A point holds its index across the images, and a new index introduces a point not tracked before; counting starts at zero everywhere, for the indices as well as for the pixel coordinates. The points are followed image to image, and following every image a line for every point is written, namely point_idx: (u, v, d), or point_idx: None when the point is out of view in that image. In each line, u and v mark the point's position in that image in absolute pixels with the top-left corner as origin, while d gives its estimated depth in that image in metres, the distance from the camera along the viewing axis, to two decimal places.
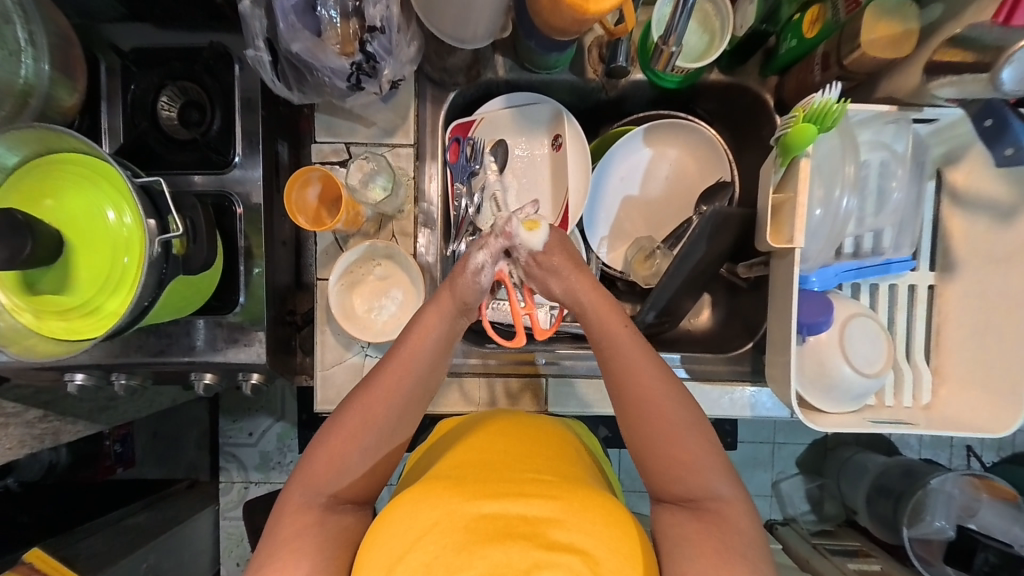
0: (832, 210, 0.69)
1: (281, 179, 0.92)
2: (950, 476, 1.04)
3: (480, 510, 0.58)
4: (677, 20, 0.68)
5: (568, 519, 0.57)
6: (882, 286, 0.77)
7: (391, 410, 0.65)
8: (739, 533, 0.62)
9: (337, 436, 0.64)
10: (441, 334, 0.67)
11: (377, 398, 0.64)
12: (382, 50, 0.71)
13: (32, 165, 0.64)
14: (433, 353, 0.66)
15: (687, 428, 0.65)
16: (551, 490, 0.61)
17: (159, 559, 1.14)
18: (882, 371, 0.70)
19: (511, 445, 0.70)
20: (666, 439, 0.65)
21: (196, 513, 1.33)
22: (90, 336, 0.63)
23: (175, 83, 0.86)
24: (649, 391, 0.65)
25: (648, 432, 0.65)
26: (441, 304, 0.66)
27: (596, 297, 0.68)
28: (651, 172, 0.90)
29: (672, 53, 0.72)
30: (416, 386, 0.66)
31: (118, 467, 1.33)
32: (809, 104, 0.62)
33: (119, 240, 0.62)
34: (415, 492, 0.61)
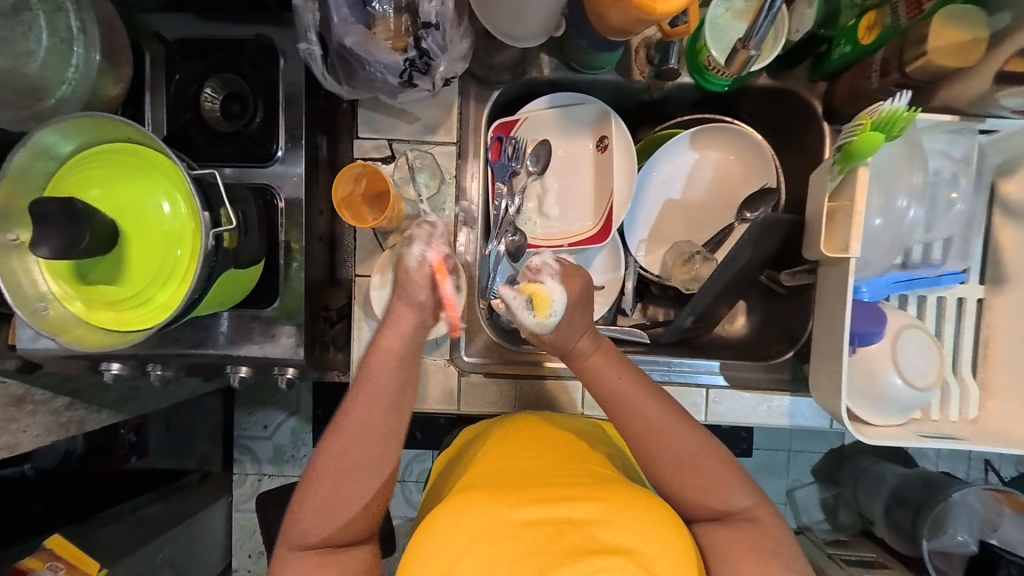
0: (892, 218, 0.68)
1: (320, 174, 0.91)
2: (972, 489, 1.01)
3: (526, 516, 0.58)
4: (759, 23, 0.66)
5: (614, 520, 0.57)
6: (930, 297, 0.76)
7: (369, 448, 0.63)
8: (773, 534, 0.64)
9: (320, 483, 0.62)
10: (399, 352, 0.65)
11: (348, 440, 0.63)
12: (436, 46, 0.70)
13: (85, 156, 0.64)
14: (399, 377, 0.65)
15: (702, 457, 0.65)
16: (591, 491, 0.60)
17: (174, 549, 1.15)
18: (933, 384, 0.69)
19: (545, 452, 0.69)
20: (684, 473, 0.65)
21: (211, 505, 1.33)
22: (141, 327, 0.63)
23: (218, 75, 0.85)
24: (660, 432, 0.65)
25: (665, 469, 0.66)
26: (401, 325, 0.65)
27: (592, 351, 0.69)
28: (694, 175, 0.89)
29: (750, 56, 0.71)
30: (387, 413, 0.64)
31: (131, 457, 1.24)
32: (877, 112, 0.60)
33: (173, 231, 0.63)
34: (456, 500, 0.60)
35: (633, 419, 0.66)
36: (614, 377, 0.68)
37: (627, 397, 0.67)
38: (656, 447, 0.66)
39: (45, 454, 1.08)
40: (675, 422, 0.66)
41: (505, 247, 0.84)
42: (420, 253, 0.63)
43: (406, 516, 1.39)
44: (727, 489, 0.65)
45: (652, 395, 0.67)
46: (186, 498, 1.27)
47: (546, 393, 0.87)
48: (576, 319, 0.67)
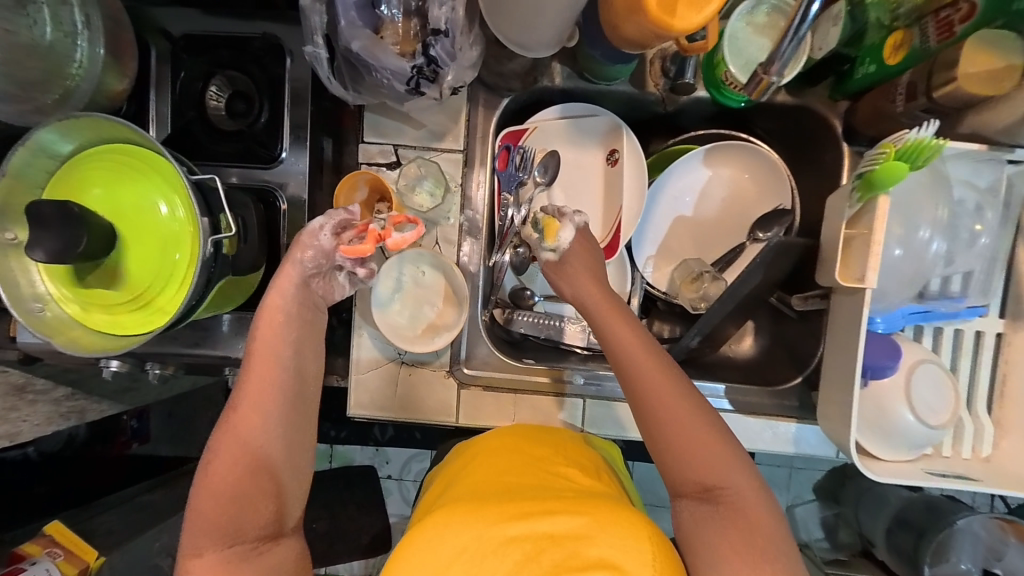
0: (913, 248, 0.65)
1: (324, 176, 0.90)
2: (977, 517, 0.98)
3: (507, 532, 0.57)
4: (783, 46, 0.61)
5: (597, 535, 0.56)
6: (946, 329, 0.74)
7: (272, 414, 0.60)
8: (765, 530, 0.58)
9: (216, 470, 0.57)
10: (292, 313, 0.65)
11: (249, 409, 0.59)
12: (445, 54, 0.67)
13: (84, 156, 0.63)
14: (293, 335, 0.64)
15: (697, 422, 0.62)
16: (575, 505, 0.59)
17: (171, 538, 1.18)
18: (947, 423, 0.67)
19: (532, 466, 0.68)
20: (675, 429, 0.62)
21: None
22: (137, 332, 0.62)
23: (223, 73, 0.83)
24: (658, 386, 0.63)
25: (659, 428, 0.63)
26: (282, 284, 0.64)
27: (601, 300, 0.71)
28: (706, 193, 0.87)
29: (771, 81, 0.66)
30: (287, 368, 0.62)
31: (133, 443, 1.18)
32: (900, 140, 0.58)
33: (171, 234, 0.61)
34: (438, 516, 0.59)
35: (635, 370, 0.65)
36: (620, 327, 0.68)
37: (628, 349, 0.66)
38: (654, 401, 0.63)
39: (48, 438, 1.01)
40: (675, 381, 0.64)
41: (509, 259, 0.86)
42: (321, 222, 0.66)
43: (400, 514, 1.38)
44: (718, 461, 0.61)
45: (656, 351, 0.66)
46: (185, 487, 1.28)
47: (546, 408, 0.85)
48: (580, 270, 0.73)
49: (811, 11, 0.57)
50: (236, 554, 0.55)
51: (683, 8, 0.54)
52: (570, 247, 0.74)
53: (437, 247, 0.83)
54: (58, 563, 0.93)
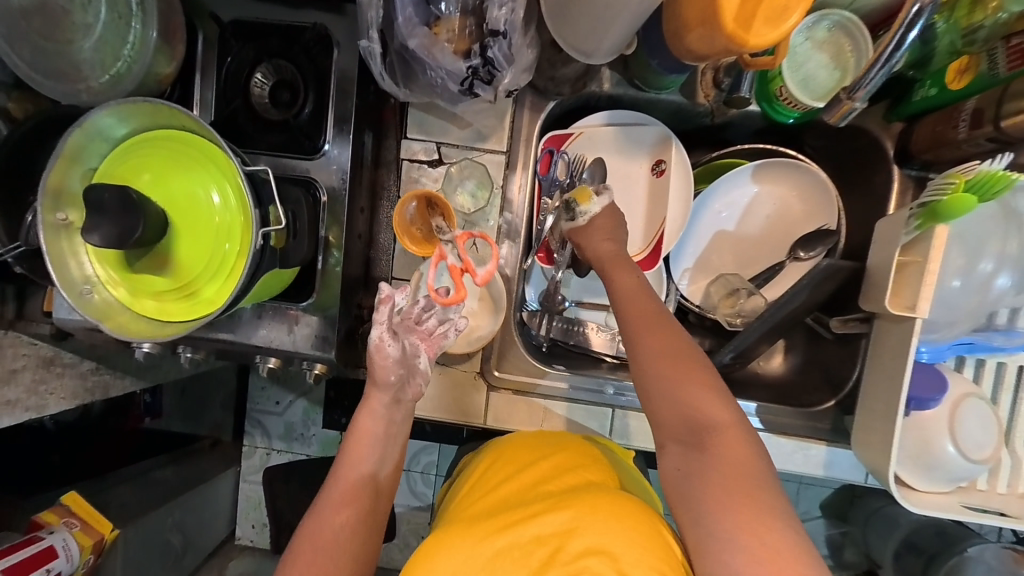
0: (972, 281, 0.64)
1: (365, 169, 0.89)
2: (988, 546, 0.95)
3: (494, 546, 0.58)
4: (872, 72, 0.57)
5: (581, 525, 0.56)
6: (989, 361, 0.73)
7: (349, 522, 0.63)
8: (756, 477, 0.55)
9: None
10: (380, 432, 0.70)
11: (327, 517, 0.63)
12: (502, 56, 0.67)
13: (135, 141, 0.62)
14: (377, 454, 0.69)
15: (680, 358, 0.61)
16: (557, 501, 0.60)
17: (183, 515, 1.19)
18: (987, 458, 0.66)
19: (526, 469, 0.69)
20: (662, 361, 0.61)
21: (220, 474, 1.35)
22: (183, 320, 0.62)
23: (269, 61, 0.83)
24: (642, 325, 0.65)
25: (643, 366, 0.63)
26: (373, 405, 0.70)
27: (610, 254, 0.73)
28: (751, 209, 0.86)
29: (853, 107, 0.62)
30: (365, 486, 0.66)
31: (146, 417, 1.17)
32: (971, 172, 0.57)
33: (221, 224, 0.61)
34: (438, 538, 0.61)
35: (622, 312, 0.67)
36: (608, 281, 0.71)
37: (622, 293, 0.69)
38: (639, 335, 0.64)
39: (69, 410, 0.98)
40: (659, 324, 0.64)
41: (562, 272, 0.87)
42: (380, 335, 0.68)
43: (408, 505, 1.39)
44: (701, 400, 0.59)
45: (648, 297, 0.67)
46: (201, 466, 1.30)
47: (576, 416, 0.85)
48: (600, 229, 0.75)
49: (908, 36, 0.54)
50: None
51: (761, 24, 0.53)
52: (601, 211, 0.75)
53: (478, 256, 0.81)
54: (74, 533, 0.95)
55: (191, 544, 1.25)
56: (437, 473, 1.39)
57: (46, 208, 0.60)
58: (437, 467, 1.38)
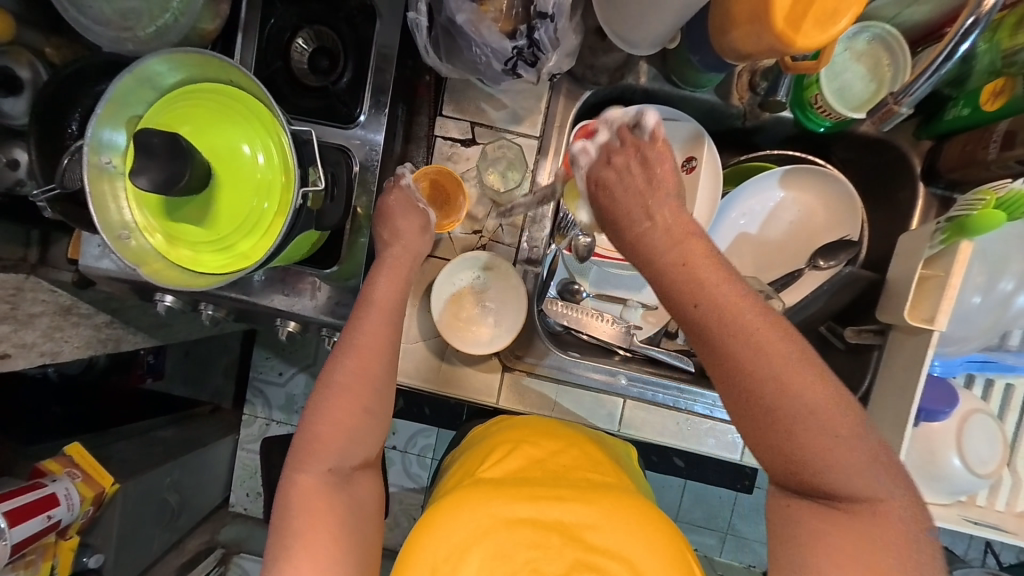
0: (992, 298, 0.65)
1: (396, 143, 0.91)
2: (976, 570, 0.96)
3: (517, 514, 0.60)
4: (917, 83, 0.59)
5: (606, 523, 0.60)
6: (998, 382, 0.74)
7: (350, 460, 0.65)
8: (889, 528, 0.48)
9: (298, 515, 0.61)
10: (378, 377, 0.66)
11: (326, 449, 0.63)
12: (547, 39, 0.67)
13: (182, 90, 0.63)
14: (370, 399, 0.65)
15: (808, 380, 0.48)
16: (586, 492, 0.63)
17: (180, 475, 1.20)
18: (991, 473, 0.67)
19: (546, 453, 0.70)
20: (786, 395, 0.48)
21: (220, 438, 1.35)
22: (217, 272, 0.63)
23: (313, 27, 0.84)
24: (762, 352, 0.48)
25: (765, 407, 0.48)
26: (361, 352, 0.66)
27: (678, 244, 0.54)
28: (775, 214, 0.86)
29: (898, 112, 0.63)
30: (365, 429, 0.66)
31: (148, 378, 1.33)
32: (1004, 189, 0.58)
33: (262, 180, 0.62)
34: (456, 493, 0.62)
35: (744, 347, 0.48)
36: (731, 300, 0.50)
37: (717, 301, 0.50)
38: (757, 364, 0.48)
39: (69, 362, 1.17)
40: (778, 336, 0.48)
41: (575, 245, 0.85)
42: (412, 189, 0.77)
43: (402, 485, 1.40)
44: (838, 444, 0.48)
45: (778, 330, 0.49)
46: (200, 432, 1.30)
47: (587, 403, 0.88)
48: (633, 187, 0.57)
49: (958, 49, 0.55)
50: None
51: (810, 26, 0.53)
52: (611, 180, 0.58)
53: (485, 248, 0.85)
54: (77, 483, 0.96)
55: (186, 506, 1.25)
56: (433, 457, 1.40)
57: (92, 150, 0.61)
58: (434, 450, 1.39)
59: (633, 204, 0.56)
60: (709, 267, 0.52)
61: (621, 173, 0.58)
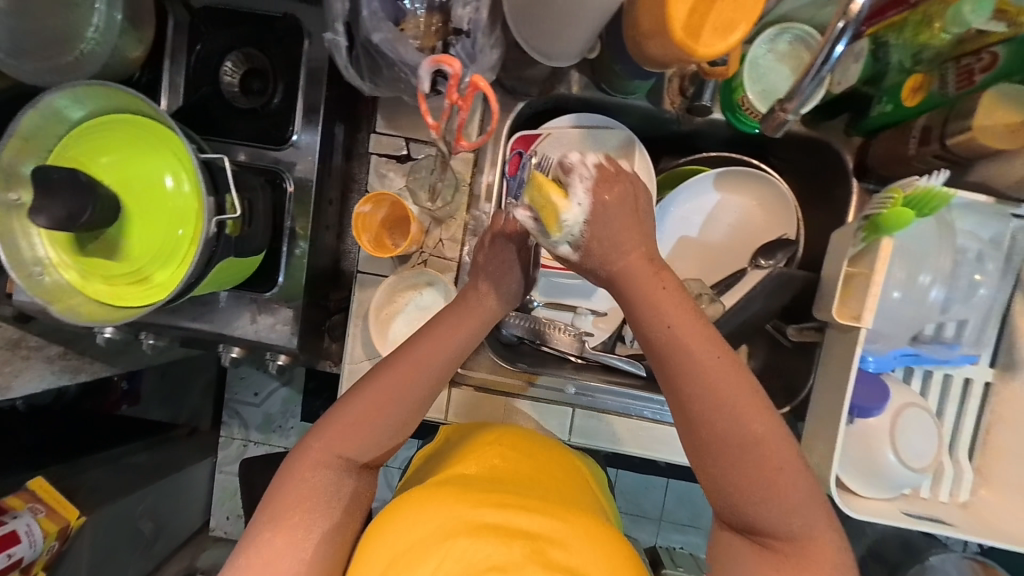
0: (913, 294, 0.66)
1: (336, 161, 0.90)
2: (955, 557, 0.94)
3: (481, 518, 0.58)
4: (804, 84, 0.58)
5: (570, 542, 0.58)
6: (937, 374, 0.75)
7: (360, 453, 0.63)
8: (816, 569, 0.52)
9: (292, 493, 0.59)
10: (414, 399, 0.65)
11: (340, 438, 0.62)
12: (464, 54, 0.67)
13: (95, 123, 0.62)
14: (402, 414, 0.65)
15: (746, 423, 0.53)
16: (556, 510, 0.62)
17: (155, 502, 1.17)
18: (927, 467, 0.67)
19: (515, 467, 0.70)
20: (725, 436, 0.53)
21: (197, 462, 1.33)
22: (135, 305, 0.62)
23: (241, 49, 0.83)
24: (708, 395, 0.54)
25: (701, 447, 0.54)
26: (409, 368, 0.65)
27: (651, 275, 0.57)
28: (715, 216, 0.86)
29: (787, 119, 0.63)
30: (383, 439, 0.64)
31: (123, 403, 1.22)
32: (910, 186, 0.59)
33: (175, 208, 0.61)
34: (416, 497, 0.62)
35: (683, 388, 0.55)
36: (682, 329, 0.56)
37: (676, 337, 0.55)
38: (700, 409, 0.54)
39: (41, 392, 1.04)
40: (725, 378, 0.54)
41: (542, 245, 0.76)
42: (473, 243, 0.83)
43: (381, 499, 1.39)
44: (771, 489, 0.53)
45: (727, 368, 0.54)
46: (174, 455, 1.25)
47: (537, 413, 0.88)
48: (626, 220, 0.58)
49: (834, 53, 0.55)
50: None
51: (708, 34, 0.53)
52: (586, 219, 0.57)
53: (426, 264, 0.82)
54: (40, 518, 0.93)
55: (163, 530, 1.23)
56: None
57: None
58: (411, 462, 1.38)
59: (612, 240, 0.58)
60: (667, 300, 0.57)
61: (609, 194, 0.57)
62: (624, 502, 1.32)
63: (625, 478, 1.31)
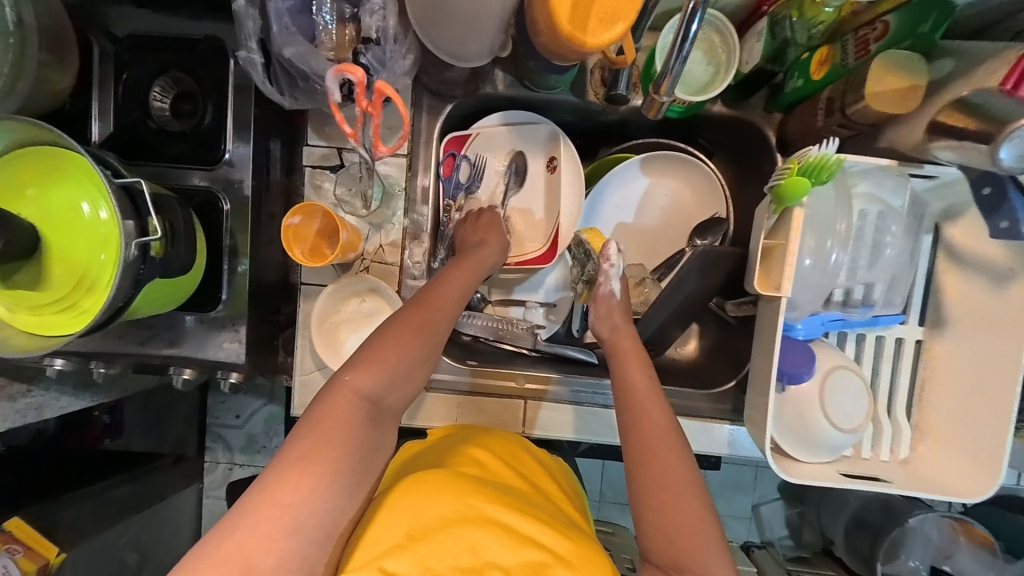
0: (822, 261, 0.69)
1: (274, 176, 0.90)
2: (931, 516, 0.96)
3: (497, 517, 0.58)
4: (671, 62, 0.59)
5: (573, 561, 0.57)
6: (869, 337, 0.77)
7: (386, 386, 0.62)
8: None
9: (323, 427, 0.57)
10: (436, 342, 0.66)
11: (371, 371, 0.61)
12: (376, 61, 0.69)
13: (9, 156, 0.63)
14: (418, 352, 0.64)
15: (680, 480, 0.60)
16: (563, 526, 0.61)
17: (138, 531, 1.15)
18: (860, 427, 0.70)
19: (522, 478, 0.70)
20: (661, 483, 0.60)
21: (181, 490, 1.31)
22: (64, 333, 0.63)
23: (170, 74, 0.84)
24: (653, 443, 0.62)
25: (639, 490, 0.61)
26: (432, 312, 0.66)
27: (628, 346, 0.72)
28: (647, 200, 0.89)
29: (662, 103, 0.66)
30: (403, 379, 0.63)
31: (105, 437, 1.12)
32: (805, 157, 0.63)
33: (95, 235, 0.61)
34: (436, 476, 0.61)
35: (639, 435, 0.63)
36: (644, 388, 0.67)
37: (633, 391, 0.67)
38: (641, 455, 0.62)
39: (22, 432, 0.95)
40: (669, 435, 0.63)
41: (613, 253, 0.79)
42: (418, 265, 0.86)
43: None
44: (686, 537, 0.57)
45: (664, 411, 0.65)
46: (159, 482, 1.24)
47: (491, 410, 0.86)
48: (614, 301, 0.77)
49: (692, 31, 0.55)
50: (286, 522, 0.52)
51: (595, 25, 0.55)
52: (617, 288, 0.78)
53: (368, 270, 0.84)
54: (16, 559, 0.92)
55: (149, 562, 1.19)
56: None
57: None
58: None
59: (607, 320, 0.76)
60: (630, 360, 0.70)
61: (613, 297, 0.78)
62: (609, 492, 1.31)
63: (608, 469, 1.31)
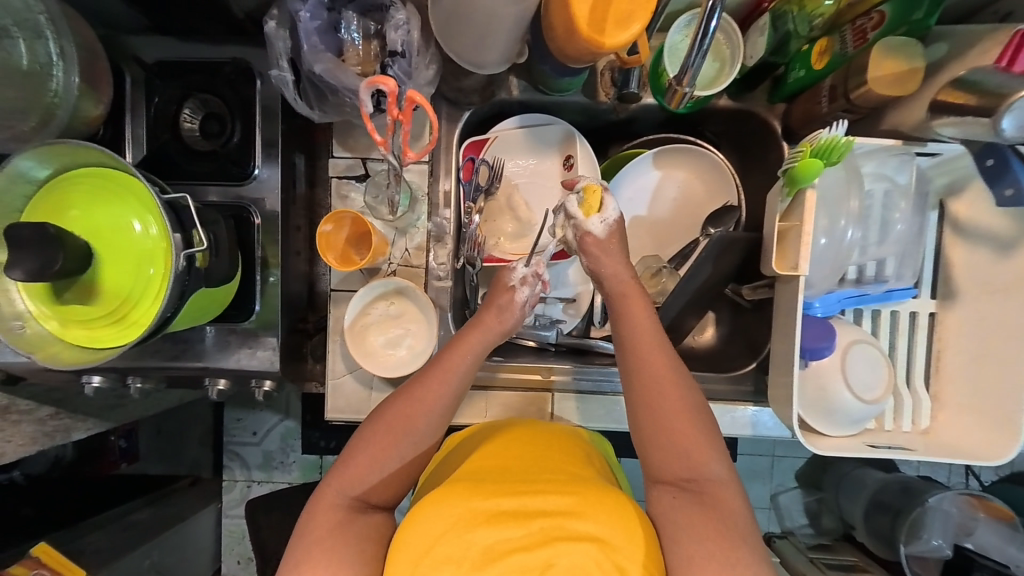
0: (835, 239, 0.72)
1: (297, 190, 0.94)
2: (949, 495, 0.96)
3: (498, 506, 0.61)
4: (693, 56, 0.66)
5: (586, 511, 0.59)
6: (884, 312, 0.80)
7: (379, 476, 0.66)
8: (732, 510, 0.62)
9: (317, 534, 0.62)
10: (425, 432, 0.69)
11: (359, 471, 0.66)
12: (402, 73, 0.73)
13: (60, 180, 0.66)
14: (403, 451, 0.68)
15: (690, 414, 0.66)
16: (566, 486, 0.63)
17: (161, 556, 1.11)
18: (881, 397, 0.72)
19: (523, 455, 0.71)
20: (676, 418, 0.66)
21: (200, 510, 1.30)
22: (113, 345, 0.65)
23: (196, 96, 0.86)
24: (662, 385, 0.67)
25: (650, 435, 0.67)
26: (414, 403, 0.69)
27: (629, 283, 0.74)
28: (659, 192, 0.92)
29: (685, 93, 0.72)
30: (394, 470, 0.67)
31: (122, 462, 1.19)
32: (817, 139, 0.67)
33: (144, 249, 0.64)
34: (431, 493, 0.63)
35: (644, 379, 0.68)
36: (644, 329, 0.70)
37: (634, 336, 0.70)
38: (651, 397, 0.67)
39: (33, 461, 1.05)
40: (674, 373, 0.68)
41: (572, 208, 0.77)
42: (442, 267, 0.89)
43: None
44: (698, 461, 0.65)
45: (666, 350, 0.69)
46: (178, 502, 1.24)
47: (516, 404, 0.91)
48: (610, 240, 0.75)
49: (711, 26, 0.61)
50: None
51: (612, 27, 0.59)
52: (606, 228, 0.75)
53: (395, 273, 0.87)
54: None
55: None
56: None
57: None
58: None
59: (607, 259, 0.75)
60: (631, 302, 0.73)
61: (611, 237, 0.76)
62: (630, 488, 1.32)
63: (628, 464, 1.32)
